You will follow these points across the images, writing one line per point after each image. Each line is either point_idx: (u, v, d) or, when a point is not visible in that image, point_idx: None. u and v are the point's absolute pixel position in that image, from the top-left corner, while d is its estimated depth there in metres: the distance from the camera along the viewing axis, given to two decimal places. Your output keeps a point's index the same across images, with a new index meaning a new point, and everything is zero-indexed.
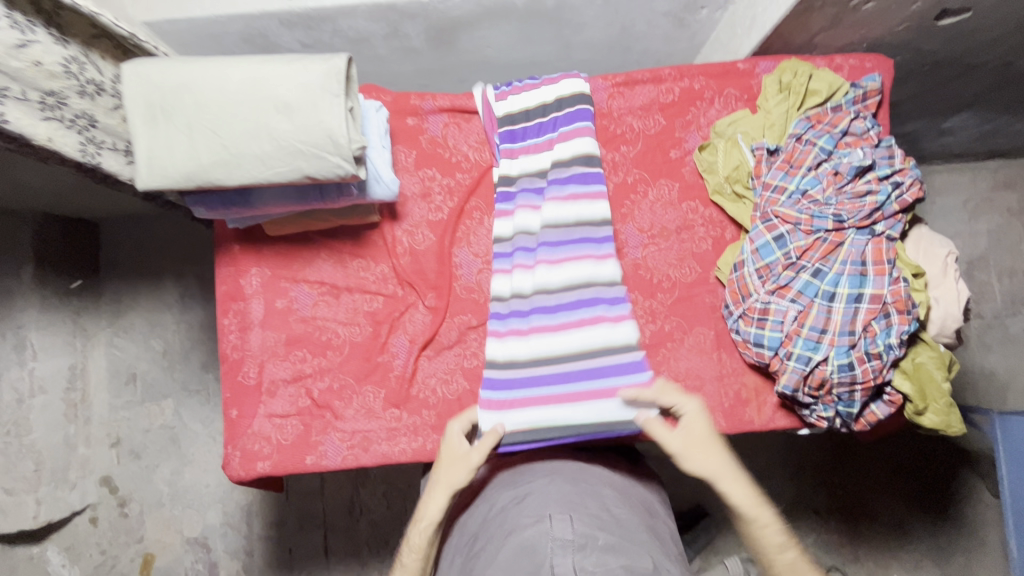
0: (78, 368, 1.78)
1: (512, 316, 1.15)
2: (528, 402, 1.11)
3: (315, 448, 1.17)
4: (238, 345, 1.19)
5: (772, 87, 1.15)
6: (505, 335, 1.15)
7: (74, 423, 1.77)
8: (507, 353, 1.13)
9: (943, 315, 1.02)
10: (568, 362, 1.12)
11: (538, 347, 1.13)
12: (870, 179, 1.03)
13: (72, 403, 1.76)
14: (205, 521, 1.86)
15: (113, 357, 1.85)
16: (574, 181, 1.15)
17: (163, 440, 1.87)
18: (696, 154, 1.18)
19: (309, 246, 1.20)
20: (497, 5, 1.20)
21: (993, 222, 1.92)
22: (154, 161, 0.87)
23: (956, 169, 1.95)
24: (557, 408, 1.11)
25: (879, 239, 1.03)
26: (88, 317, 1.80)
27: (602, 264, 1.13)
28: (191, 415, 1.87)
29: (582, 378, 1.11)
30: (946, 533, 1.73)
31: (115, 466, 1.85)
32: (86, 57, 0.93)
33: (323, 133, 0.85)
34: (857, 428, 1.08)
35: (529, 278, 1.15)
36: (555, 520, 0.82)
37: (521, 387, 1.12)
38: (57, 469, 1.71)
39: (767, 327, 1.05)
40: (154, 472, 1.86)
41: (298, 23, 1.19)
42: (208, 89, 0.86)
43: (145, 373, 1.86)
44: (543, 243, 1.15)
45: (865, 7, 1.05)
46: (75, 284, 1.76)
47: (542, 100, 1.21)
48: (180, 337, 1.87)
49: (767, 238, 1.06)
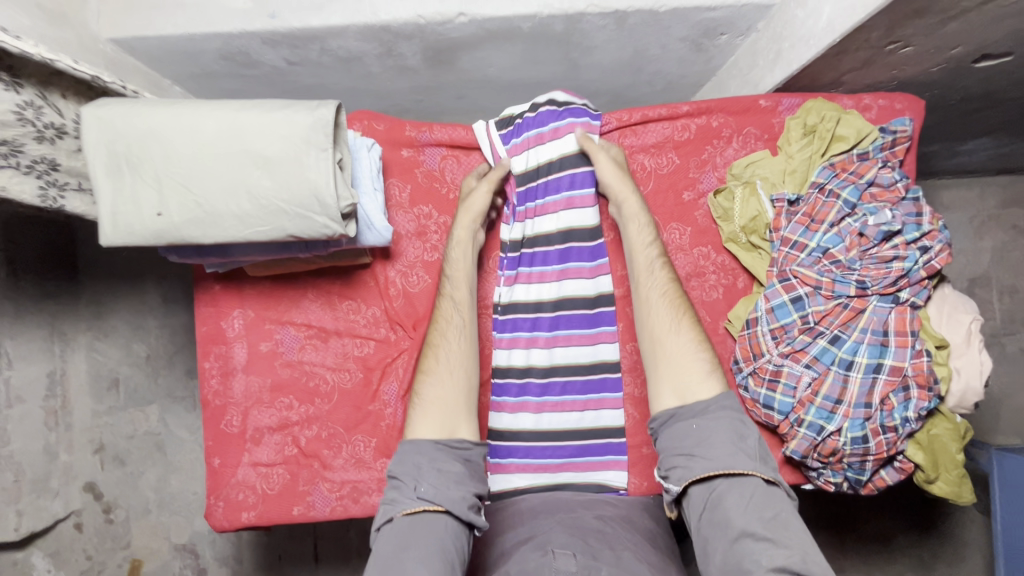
0: (58, 374, 1.68)
1: (518, 389, 1.13)
2: (530, 471, 1.14)
3: (302, 499, 1.12)
4: (220, 392, 1.13)
5: (796, 130, 1.07)
6: (516, 408, 1.14)
7: (54, 430, 1.67)
8: (512, 424, 1.14)
9: (964, 387, 0.95)
10: (570, 438, 1.13)
11: (544, 420, 1.14)
12: (897, 244, 0.96)
13: (52, 410, 1.66)
14: (193, 527, 1.80)
15: (93, 361, 1.75)
16: (575, 257, 1.13)
17: (149, 447, 1.80)
18: (711, 198, 1.11)
19: (297, 287, 1.13)
20: (501, 28, 1.09)
21: (998, 239, 1.86)
22: (119, 217, 0.79)
23: (965, 185, 1.89)
24: (559, 478, 1.14)
25: (902, 308, 0.96)
26: (65, 321, 1.69)
27: (599, 346, 1.13)
28: (177, 422, 1.81)
29: (583, 452, 1.14)
30: (930, 547, 1.73)
31: (99, 472, 1.77)
32: (44, 100, 0.85)
33: (309, 191, 0.77)
34: (864, 491, 1.05)
35: (532, 351, 1.14)
36: (557, 555, 0.93)
37: (524, 457, 1.14)
38: (38, 478, 1.62)
39: (778, 390, 1.00)
40: (139, 480, 1.80)
41: (283, 41, 1.08)
42: (179, 141, 0.77)
43: (127, 378, 1.78)
44: (543, 321, 1.14)
45: (901, 51, 0.97)
46: (52, 285, 1.64)
47: (550, 158, 1.13)
48: (164, 342, 1.80)
49: (784, 298, 1.00)
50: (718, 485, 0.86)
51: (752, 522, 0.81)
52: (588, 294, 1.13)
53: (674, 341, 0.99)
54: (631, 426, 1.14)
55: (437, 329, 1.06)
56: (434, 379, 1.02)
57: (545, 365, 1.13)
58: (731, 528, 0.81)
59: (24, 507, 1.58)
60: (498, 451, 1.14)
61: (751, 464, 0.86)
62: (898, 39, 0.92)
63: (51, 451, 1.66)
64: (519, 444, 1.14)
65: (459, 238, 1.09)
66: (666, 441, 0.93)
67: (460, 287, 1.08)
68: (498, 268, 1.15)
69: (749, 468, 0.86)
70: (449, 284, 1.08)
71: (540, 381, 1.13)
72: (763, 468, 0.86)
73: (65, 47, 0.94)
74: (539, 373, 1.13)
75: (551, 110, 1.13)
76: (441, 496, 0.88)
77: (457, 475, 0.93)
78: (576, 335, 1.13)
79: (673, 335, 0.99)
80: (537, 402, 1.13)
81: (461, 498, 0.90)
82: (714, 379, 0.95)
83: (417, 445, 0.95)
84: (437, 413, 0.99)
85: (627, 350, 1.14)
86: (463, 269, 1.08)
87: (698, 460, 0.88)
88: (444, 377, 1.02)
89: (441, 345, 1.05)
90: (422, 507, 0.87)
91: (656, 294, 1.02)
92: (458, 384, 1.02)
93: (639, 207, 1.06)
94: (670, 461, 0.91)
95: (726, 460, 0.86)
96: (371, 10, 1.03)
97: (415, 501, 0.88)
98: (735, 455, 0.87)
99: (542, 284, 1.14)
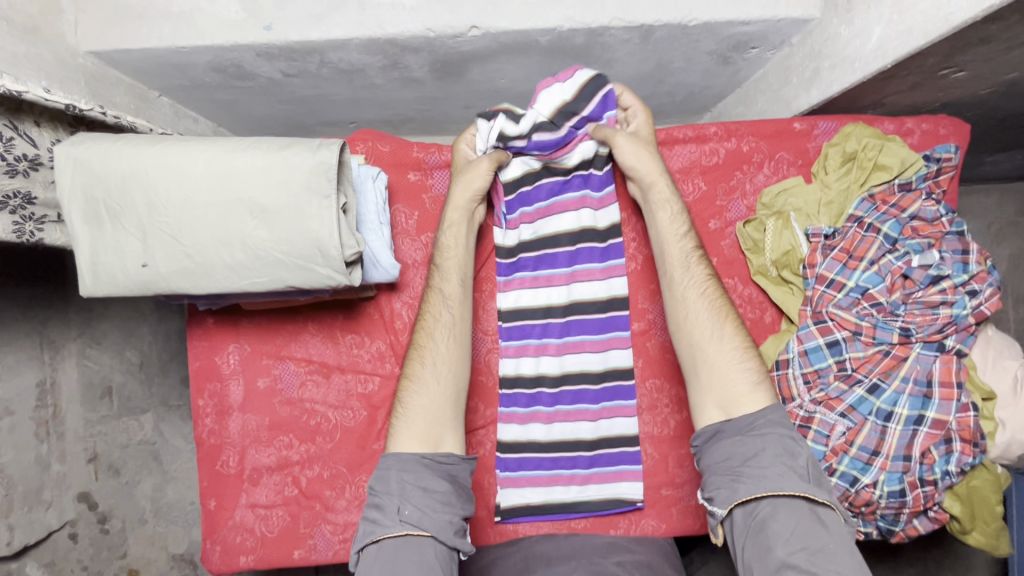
0: (47, 383, 1.43)
1: (533, 400, 1.07)
2: (542, 484, 1.07)
3: (304, 542, 1.06)
4: (216, 430, 1.07)
5: (835, 158, 1.00)
6: (527, 419, 1.07)
7: (46, 442, 1.43)
8: (522, 435, 1.07)
9: (1008, 440, 0.89)
10: (582, 448, 1.07)
11: (555, 431, 1.07)
12: (945, 288, 0.91)
13: (42, 421, 1.42)
14: (191, 536, 1.63)
15: (85, 369, 1.53)
16: (582, 259, 1.07)
17: (145, 457, 1.63)
18: (739, 228, 1.03)
19: (296, 319, 1.06)
20: (516, 42, 1.00)
21: (1014, 249, 1.66)
22: (100, 268, 0.75)
23: (981, 192, 1.67)
24: (570, 494, 1.07)
25: (948, 356, 0.91)
26: (54, 328, 1.45)
27: (608, 354, 1.07)
28: (172, 430, 1.66)
29: (594, 463, 1.07)
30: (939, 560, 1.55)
31: (93, 482, 1.55)
32: (14, 130, 0.76)
33: (311, 243, 0.73)
34: (894, 539, 0.99)
35: (546, 359, 1.07)
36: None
37: (535, 469, 1.07)
38: (30, 490, 1.38)
39: (809, 437, 0.94)
40: (135, 489, 1.62)
41: (280, 54, 0.99)
42: (164, 187, 0.73)
43: (121, 387, 1.61)
44: (552, 328, 1.07)
45: (954, 75, 0.89)
46: (38, 296, 1.40)
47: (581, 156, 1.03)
48: (157, 349, 1.66)
49: (819, 342, 0.94)
50: (762, 510, 0.76)
51: (795, 554, 0.72)
52: (599, 298, 1.07)
53: (717, 349, 0.89)
54: (650, 466, 1.08)
55: (424, 326, 0.95)
56: (419, 385, 0.91)
57: (556, 374, 1.07)
58: (772, 558, 0.73)
59: (14, 521, 1.34)
60: (508, 463, 1.07)
61: (803, 486, 0.76)
62: (955, 64, 0.84)
63: (43, 462, 1.42)
64: (528, 456, 1.07)
65: (450, 225, 0.97)
66: (716, 459, 0.83)
67: (449, 279, 0.97)
68: (495, 271, 1.08)
69: (798, 490, 0.76)
70: (437, 275, 0.97)
71: (551, 390, 1.07)
72: (818, 492, 0.76)
73: (40, 64, 0.85)
74: (551, 381, 1.07)
75: (596, 104, 0.98)
76: (427, 520, 0.79)
77: (444, 494, 0.83)
78: (588, 341, 1.07)
79: (716, 341, 0.89)
80: (548, 412, 1.07)
81: (449, 523, 0.81)
82: (763, 392, 0.85)
83: (401, 458, 0.85)
84: (422, 424, 0.88)
85: (646, 388, 1.08)
86: (456, 259, 0.97)
87: (743, 481, 0.79)
88: (429, 383, 0.91)
89: (427, 345, 0.94)
90: (408, 533, 0.78)
91: (695, 292, 0.92)
92: (446, 391, 0.91)
93: (669, 190, 0.95)
94: (715, 481, 0.82)
95: (774, 481, 0.77)
96: (375, 22, 0.94)
97: (398, 525, 0.79)
98: (784, 476, 0.77)
99: (550, 288, 1.07)
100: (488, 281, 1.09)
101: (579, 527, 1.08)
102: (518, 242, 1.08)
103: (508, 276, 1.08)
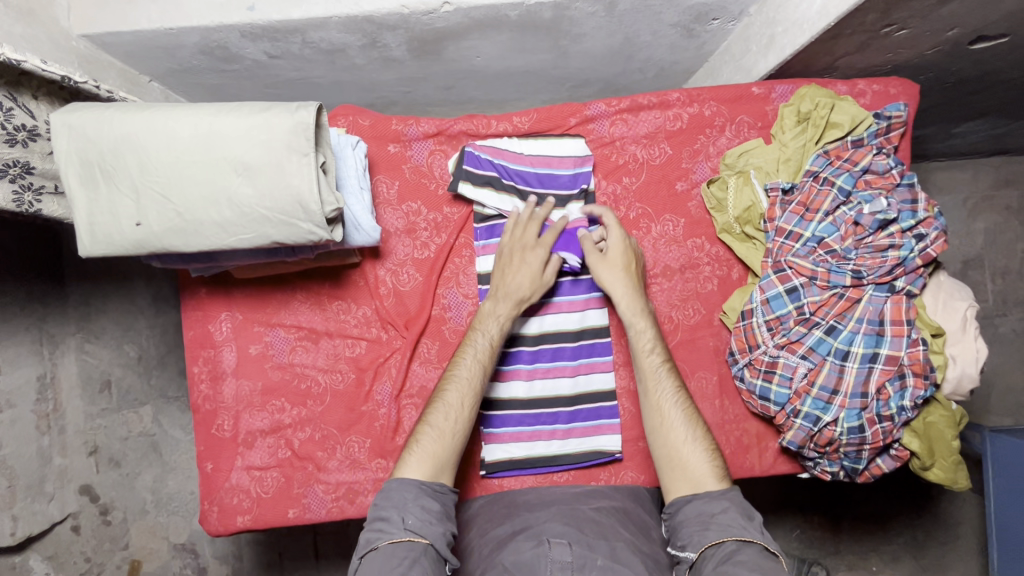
0: (48, 377, 1.48)
1: (517, 358, 1.11)
2: (524, 440, 1.12)
3: (298, 501, 1.10)
4: (211, 396, 1.12)
5: (790, 118, 1.05)
6: (508, 377, 1.11)
7: (47, 435, 1.48)
8: (504, 393, 1.11)
9: (959, 374, 0.95)
10: (561, 404, 1.12)
11: (536, 388, 1.12)
12: (893, 233, 0.96)
13: (43, 414, 1.47)
14: (193, 526, 1.64)
15: (85, 364, 1.56)
16: None
17: (145, 448, 1.63)
18: (704, 188, 1.09)
19: (285, 287, 1.11)
20: (487, 17, 1.05)
21: (991, 221, 1.70)
22: (96, 228, 0.81)
23: (957, 165, 1.71)
24: (552, 448, 1.12)
25: (898, 297, 0.97)
26: (54, 321, 1.49)
27: (586, 314, 1.12)
28: (172, 422, 1.64)
29: (574, 417, 1.12)
30: (925, 525, 1.60)
31: (94, 475, 1.59)
32: (13, 101, 0.83)
33: (293, 198, 0.78)
34: (861, 480, 1.05)
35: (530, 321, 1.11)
36: (553, 545, 0.89)
37: (517, 425, 1.12)
38: (33, 482, 1.44)
39: (774, 381, 1.00)
40: (135, 480, 1.62)
41: (262, 35, 1.04)
42: (153, 147, 0.78)
43: (120, 381, 1.61)
44: None
45: (896, 34, 0.95)
46: (36, 287, 1.44)
47: (555, 140, 1.11)
48: (156, 343, 1.64)
49: (780, 289, 1.00)
50: (727, 546, 0.80)
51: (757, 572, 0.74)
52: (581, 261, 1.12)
53: (691, 451, 0.92)
54: (626, 419, 1.13)
55: (450, 385, 0.96)
56: (436, 432, 0.92)
57: (535, 333, 1.11)
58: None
59: (18, 512, 1.40)
60: (490, 420, 1.11)
61: (759, 535, 0.81)
62: (894, 22, 0.90)
63: (45, 454, 1.47)
64: (511, 413, 1.11)
65: (492, 316, 1.01)
66: (687, 515, 0.86)
67: (490, 355, 0.99)
68: (474, 238, 1.11)
69: (757, 539, 0.80)
70: (472, 344, 1.00)
71: (530, 349, 1.11)
72: (771, 544, 0.81)
73: (36, 43, 0.91)
74: (530, 341, 1.11)
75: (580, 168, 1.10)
76: (427, 528, 0.82)
77: (438, 512, 0.85)
78: (565, 302, 1.12)
79: (690, 444, 0.92)
80: (528, 369, 1.11)
81: (443, 534, 0.83)
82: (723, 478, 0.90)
83: (402, 480, 0.87)
84: (429, 460, 0.90)
85: (622, 344, 1.14)
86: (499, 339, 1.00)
87: (713, 529, 0.82)
88: (444, 429, 0.92)
89: (451, 401, 0.94)
90: (411, 540, 0.80)
91: (670, 402, 0.96)
92: (458, 444, 0.92)
93: (639, 306, 1.01)
94: (688, 531, 0.84)
95: (736, 527, 0.81)
96: (352, 1, 0.99)
97: (401, 533, 0.80)
98: (745, 526, 0.81)
99: None
100: (468, 246, 1.12)
101: (562, 480, 1.13)
102: (497, 212, 1.10)
103: (486, 242, 1.10)
